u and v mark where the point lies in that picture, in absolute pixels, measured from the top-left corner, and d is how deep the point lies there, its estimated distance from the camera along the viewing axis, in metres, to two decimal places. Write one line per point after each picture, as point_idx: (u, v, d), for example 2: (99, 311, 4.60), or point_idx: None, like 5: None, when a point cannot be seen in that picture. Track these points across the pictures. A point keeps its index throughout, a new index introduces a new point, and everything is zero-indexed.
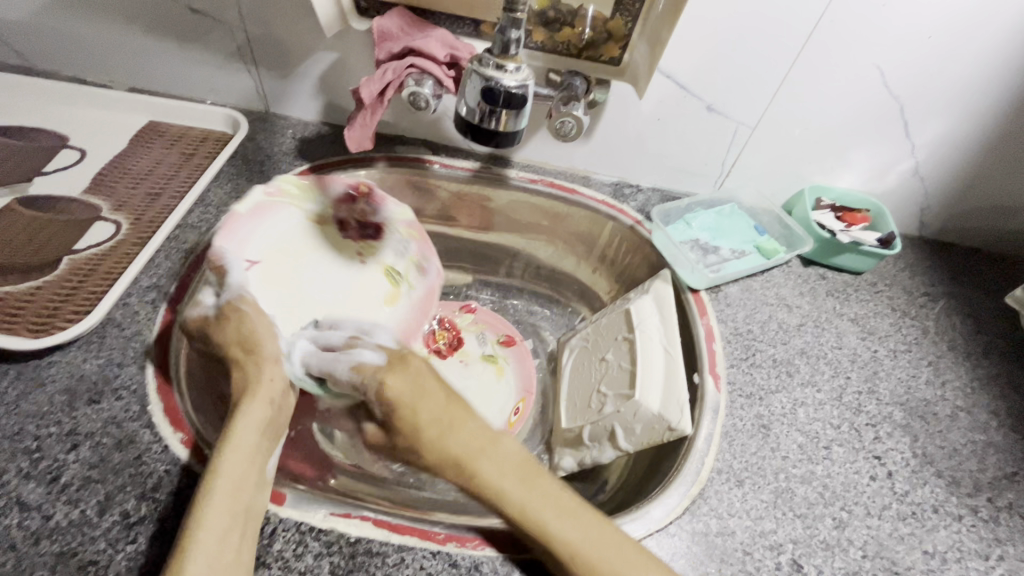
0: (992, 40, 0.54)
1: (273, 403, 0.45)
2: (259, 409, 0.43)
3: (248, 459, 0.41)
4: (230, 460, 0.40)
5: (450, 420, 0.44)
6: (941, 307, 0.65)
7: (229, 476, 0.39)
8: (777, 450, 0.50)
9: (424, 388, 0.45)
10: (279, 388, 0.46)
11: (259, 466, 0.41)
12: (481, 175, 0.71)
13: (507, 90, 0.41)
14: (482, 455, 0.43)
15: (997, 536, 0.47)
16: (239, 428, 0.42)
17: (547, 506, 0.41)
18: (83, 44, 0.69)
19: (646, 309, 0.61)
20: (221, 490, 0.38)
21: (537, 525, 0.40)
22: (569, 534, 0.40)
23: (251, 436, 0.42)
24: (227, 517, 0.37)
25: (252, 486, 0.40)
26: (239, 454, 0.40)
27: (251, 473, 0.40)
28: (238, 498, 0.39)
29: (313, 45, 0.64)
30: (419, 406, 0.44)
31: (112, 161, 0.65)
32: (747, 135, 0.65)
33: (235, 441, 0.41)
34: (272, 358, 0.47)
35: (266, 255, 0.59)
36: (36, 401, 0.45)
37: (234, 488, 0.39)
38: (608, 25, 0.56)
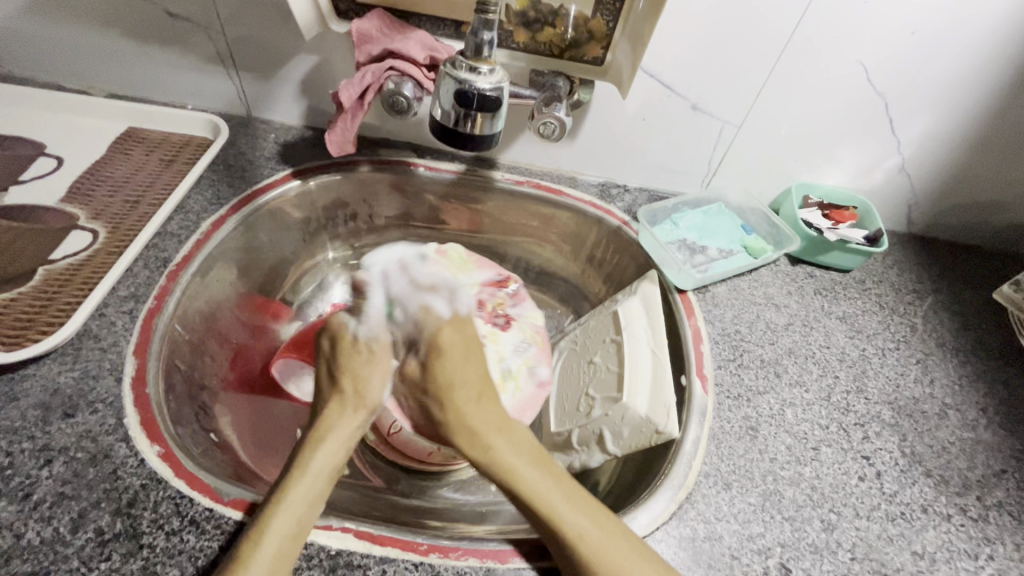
0: (975, 36, 0.54)
1: (359, 424, 0.47)
2: (347, 429, 0.46)
3: (316, 489, 0.41)
4: (300, 486, 0.41)
5: (479, 391, 0.49)
6: (929, 304, 0.65)
7: (301, 497, 0.40)
8: (765, 452, 0.50)
9: (464, 354, 0.51)
10: (371, 410, 0.48)
11: (325, 488, 0.42)
12: (467, 177, 0.70)
13: (481, 92, 0.40)
14: (500, 433, 0.45)
15: (987, 536, 0.47)
16: (329, 442, 0.45)
17: (556, 488, 0.41)
18: (59, 49, 0.68)
19: (633, 311, 0.60)
20: (286, 528, 0.38)
21: (546, 507, 0.40)
22: (580, 522, 0.39)
23: (325, 460, 0.43)
24: (288, 543, 0.37)
25: (311, 514, 0.40)
26: (313, 480, 0.41)
27: (316, 499, 0.41)
28: (298, 522, 0.39)
29: (293, 48, 0.63)
30: (456, 368, 0.50)
31: (90, 169, 0.64)
32: (734, 134, 0.65)
33: (314, 467, 0.42)
34: (311, 374, 0.52)
35: (355, 301, 0.70)
36: (9, 416, 0.44)
37: (297, 517, 0.39)
38: (590, 24, 0.55)
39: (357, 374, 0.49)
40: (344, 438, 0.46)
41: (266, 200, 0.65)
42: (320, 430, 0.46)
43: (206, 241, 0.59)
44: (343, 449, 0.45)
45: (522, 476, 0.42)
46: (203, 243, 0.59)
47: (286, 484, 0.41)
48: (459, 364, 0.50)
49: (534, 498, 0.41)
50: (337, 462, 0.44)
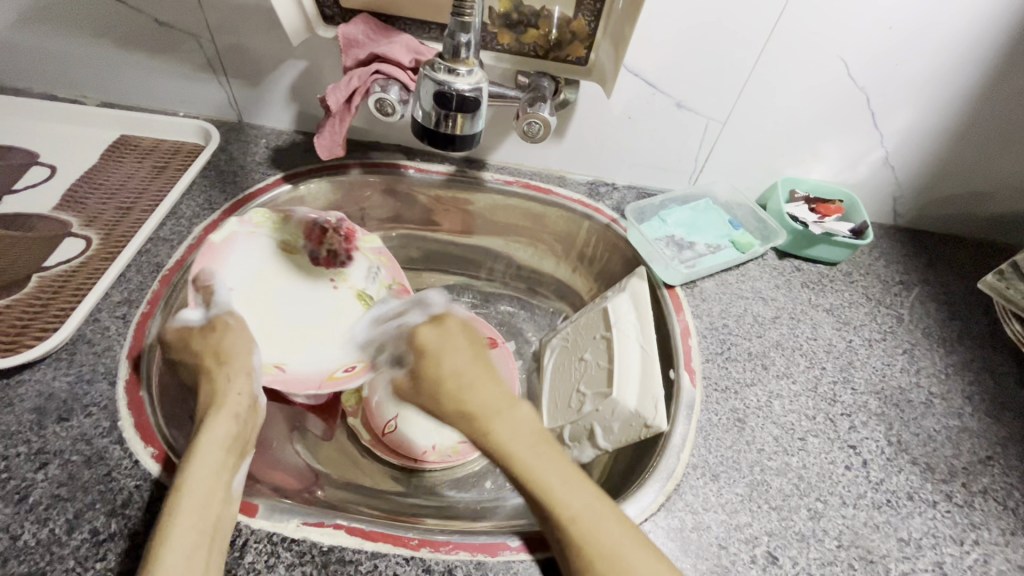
0: (952, 30, 0.55)
1: (237, 417, 0.46)
2: (225, 421, 0.45)
3: (212, 479, 0.41)
4: (193, 477, 0.40)
5: (475, 376, 0.50)
6: (915, 295, 0.65)
7: (192, 492, 0.39)
8: (752, 443, 0.51)
9: (452, 348, 0.53)
10: (246, 401, 0.48)
11: (227, 480, 0.42)
12: (456, 178, 0.71)
13: (460, 93, 0.41)
14: (498, 416, 0.47)
15: (972, 521, 0.47)
16: (203, 445, 0.43)
17: (553, 471, 0.43)
18: (51, 60, 0.69)
19: (622, 307, 0.61)
20: (186, 509, 0.38)
21: (543, 490, 0.42)
22: (571, 505, 0.41)
23: (217, 451, 0.43)
24: (193, 537, 0.37)
25: (217, 504, 0.40)
26: (203, 467, 0.41)
27: (216, 492, 0.40)
28: (206, 512, 0.39)
29: (282, 55, 0.64)
30: (441, 359, 0.52)
31: (83, 176, 0.64)
32: (719, 130, 0.65)
33: (200, 456, 0.42)
34: (242, 371, 0.50)
35: (243, 284, 0.63)
36: (5, 421, 0.44)
37: (199, 505, 0.39)
38: (572, 25, 0.56)
39: (216, 385, 0.48)
40: (233, 429, 0.45)
41: (257, 204, 0.65)
42: (201, 427, 0.44)
43: (198, 246, 0.60)
44: (221, 448, 0.43)
45: (517, 462, 0.44)
46: (195, 248, 0.59)
47: (182, 473, 0.40)
48: (463, 359, 0.51)
49: (530, 478, 0.43)
50: (234, 454, 0.44)
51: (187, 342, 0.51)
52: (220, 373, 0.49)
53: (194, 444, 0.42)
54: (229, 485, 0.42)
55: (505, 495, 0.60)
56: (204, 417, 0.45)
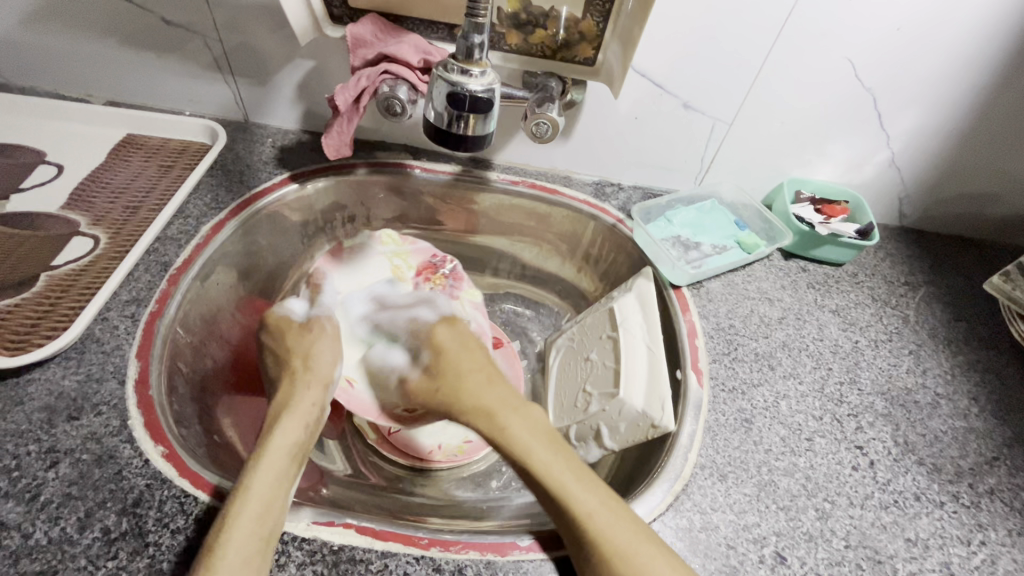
0: (960, 31, 0.55)
1: (306, 425, 0.49)
2: (296, 427, 0.48)
3: (276, 482, 0.42)
4: (261, 478, 0.42)
5: (487, 376, 0.54)
6: (921, 296, 0.65)
7: (260, 493, 0.41)
8: (760, 443, 0.51)
9: (458, 357, 0.57)
10: (315, 412, 0.51)
11: (288, 487, 0.43)
12: (462, 178, 0.71)
13: (473, 94, 0.41)
14: (515, 416, 0.49)
15: (979, 522, 0.48)
16: (271, 449, 0.45)
17: (568, 470, 0.44)
18: (58, 58, 0.69)
19: (629, 307, 0.61)
20: (249, 515, 0.39)
21: (556, 483, 0.43)
22: (587, 502, 0.41)
23: (283, 458, 0.44)
24: (258, 537, 0.38)
25: (277, 511, 0.40)
26: (269, 472, 0.42)
27: (280, 496, 0.41)
28: (267, 516, 0.39)
29: (289, 54, 0.64)
30: (458, 358, 0.57)
31: (89, 175, 0.64)
32: (725, 131, 0.66)
33: (266, 461, 0.43)
34: (318, 384, 0.53)
35: (315, 287, 0.66)
36: (15, 420, 0.44)
37: (263, 509, 0.40)
38: (580, 25, 0.56)
39: (294, 395, 0.51)
40: (297, 438, 0.47)
41: (264, 203, 0.66)
42: (270, 431, 0.47)
43: (206, 245, 0.60)
44: (288, 454, 0.45)
45: (531, 457, 0.46)
46: (202, 247, 0.60)
47: (249, 469, 0.42)
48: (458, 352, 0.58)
49: (543, 473, 0.44)
50: (298, 463, 0.45)
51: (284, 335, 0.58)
52: (305, 379, 0.53)
53: (263, 447, 0.45)
54: (289, 494, 0.43)
55: (511, 494, 0.60)
56: (275, 420, 0.48)
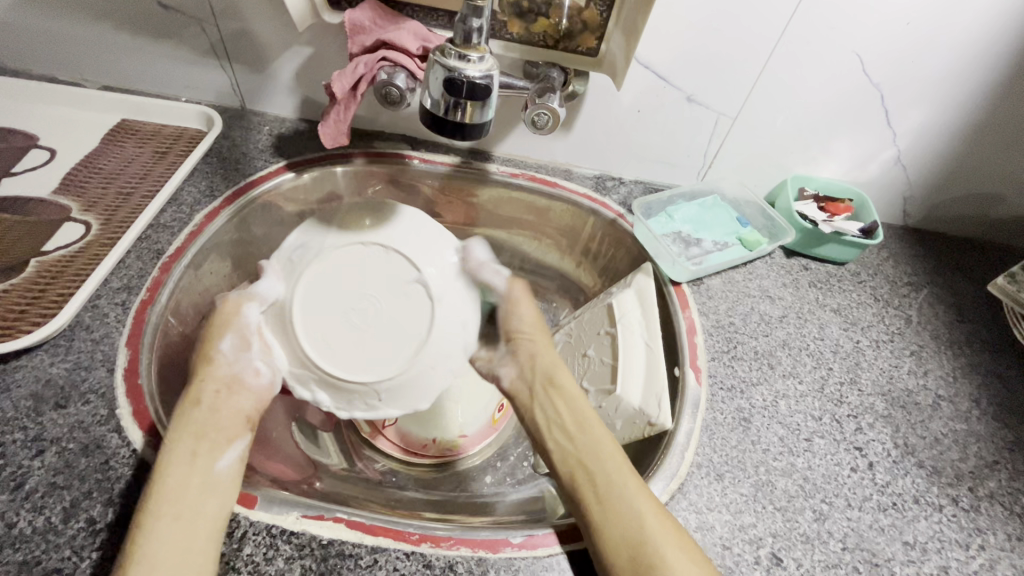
0: (972, 27, 0.54)
1: (208, 406, 0.45)
2: (197, 411, 0.45)
3: (186, 466, 0.41)
4: (164, 479, 0.40)
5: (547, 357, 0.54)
6: (923, 297, 0.64)
7: (163, 496, 0.39)
8: (758, 443, 0.50)
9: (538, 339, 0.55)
10: (223, 391, 0.47)
11: (203, 467, 0.42)
12: (461, 170, 0.70)
13: (470, 81, 0.40)
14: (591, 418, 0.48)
15: (978, 526, 0.47)
16: (175, 440, 0.42)
17: (630, 480, 0.43)
18: (51, 41, 0.67)
19: (628, 303, 0.60)
20: (157, 520, 0.38)
21: (612, 489, 0.42)
22: (636, 505, 0.41)
23: (189, 440, 0.43)
24: (171, 542, 0.37)
25: (189, 507, 0.39)
26: (181, 458, 0.41)
27: (191, 480, 0.40)
28: (179, 501, 0.39)
29: (286, 40, 0.63)
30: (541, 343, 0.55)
31: (82, 160, 0.64)
32: (729, 126, 0.65)
33: (176, 448, 0.42)
34: (221, 359, 0.48)
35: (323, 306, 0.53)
36: (1, 407, 0.44)
37: (172, 496, 0.39)
38: (583, 15, 0.55)
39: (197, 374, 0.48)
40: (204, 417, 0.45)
41: (260, 192, 0.65)
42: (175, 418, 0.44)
43: (199, 233, 0.59)
44: (190, 441, 0.43)
45: (599, 448, 0.46)
46: (196, 235, 0.59)
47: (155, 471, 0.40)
48: (525, 325, 0.56)
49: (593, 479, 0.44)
50: (207, 442, 0.43)
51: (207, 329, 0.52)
52: (201, 367, 0.48)
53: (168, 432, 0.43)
54: (208, 473, 0.42)
55: (504, 490, 0.60)
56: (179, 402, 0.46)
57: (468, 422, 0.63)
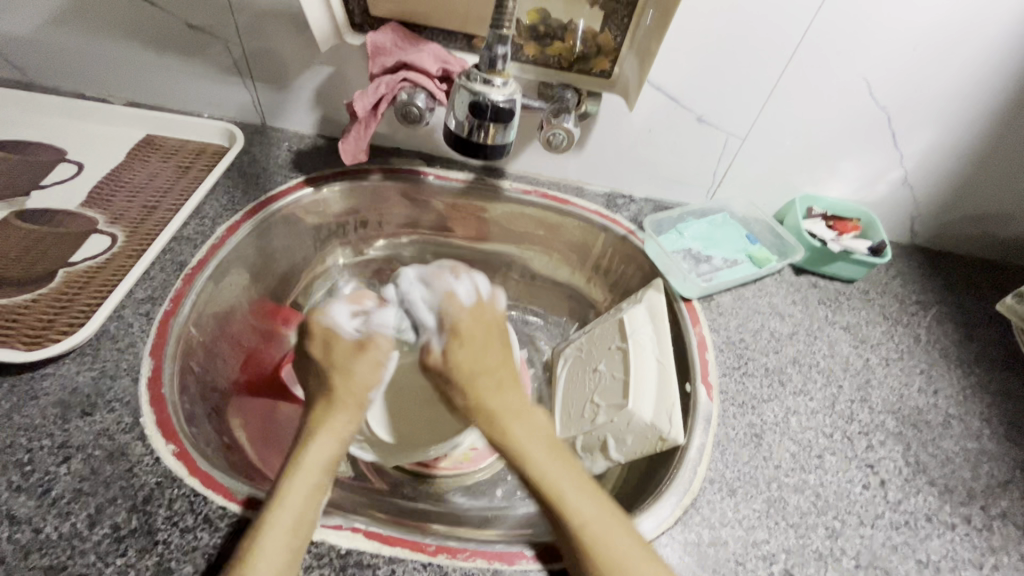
0: (981, 52, 0.55)
1: (342, 440, 0.46)
2: (329, 440, 0.45)
3: (306, 500, 0.41)
4: (288, 502, 0.40)
5: (501, 381, 0.49)
6: (932, 315, 0.65)
7: (284, 519, 0.39)
8: (769, 459, 0.50)
9: (484, 345, 0.51)
10: (352, 428, 0.47)
11: (318, 502, 0.41)
12: (475, 186, 0.72)
13: (494, 104, 0.42)
14: (517, 419, 0.47)
15: (991, 545, 0.47)
16: (304, 464, 0.43)
17: (573, 488, 0.42)
18: (80, 59, 0.70)
19: (639, 318, 0.61)
20: (273, 536, 0.38)
21: (556, 499, 0.42)
22: (581, 510, 0.41)
23: (316, 472, 0.43)
24: (274, 574, 0.36)
25: (303, 536, 0.39)
26: (301, 490, 0.41)
27: (307, 514, 0.40)
28: (293, 536, 0.38)
29: (309, 60, 0.65)
30: (471, 351, 0.50)
31: (108, 174, 0.65)
32: (738, 146, 0.66)
33: (297, 480, 0.41)
34: (355, 396, 0.49)
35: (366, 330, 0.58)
36: (29, 414, 0.45)
37: (289, 530, 0.38)
38: (598, 39, 0.57)
39: (339, 404, 0.48)
40: (335, 448, 0.45)
41: (280, 206, 0.66)
42: (308, 441, 0.45)
43: (221, 245, 0.60)
44: (322, 468, 0.43)
45: (526, 457, 0.44)
46: (217, 248, 0.60)
47: (279, 493, 0.40)
48: (467, 354, 0.50)
49: (540, 480, 0.43)
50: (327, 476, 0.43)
51: (330, 342, 0.53)
52: (345, 391, 0.49)
53: (297, 460, 0.43)
54: (320, 507, 0.41)
55: (515, 504, 0.60)
56: (313, 429, 0.46)
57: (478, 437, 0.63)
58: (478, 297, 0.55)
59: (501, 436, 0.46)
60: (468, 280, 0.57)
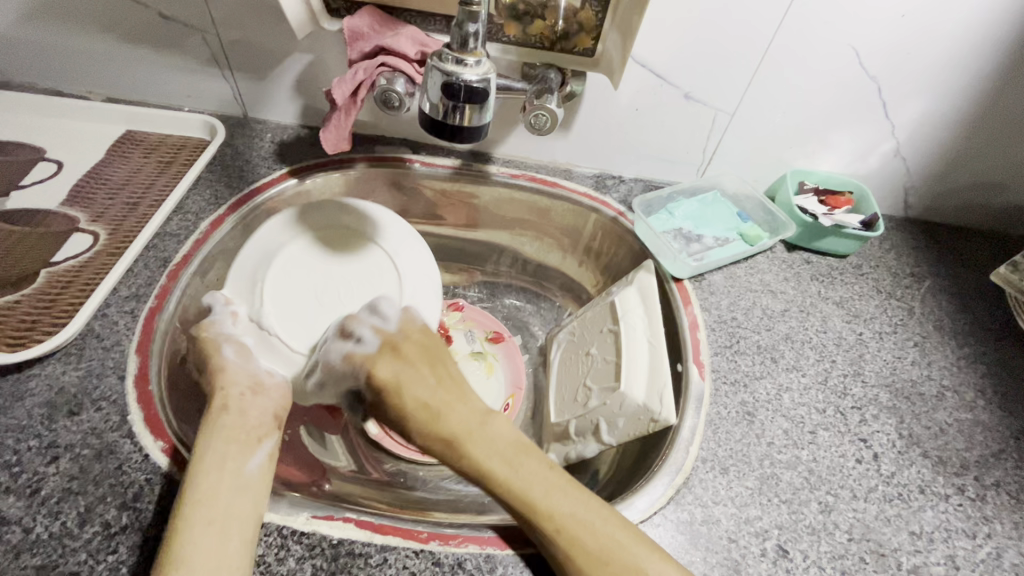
0: (969, 17, 0.54)
1: (239, 413, 0.47)
2: (225, 418, 0.46)
3: (217, 471, 0.42)
4: (198, 477, 0.41)
5: (445, 402, 0.49)
6: (926, 287, 0.65)
7: (202, 493, 0.40)
8: (762, 436, 0.50)
9: (416, 376, 0.50)
10: (245, 401, 0.48)
11: (232, 474, 0.42)
12: (462, 172, 0.71)
13: (468, 84, 0.41)
14: (474, 437, 0.47)
15: (985, 514, 0.47)
16: (207, 440, 0.44)
17: (534, 481, 0.44)
18: (56, 57, 0.69)
19: (630, 300, 0.60)
20: (195, 511, 0.39)
21: (526, 501, 0.42)
22: (563, 509, 0.41)
23: (219, 448, 0.44)
24: (212, 535, 0.38)
25: (225, 499, 0.40)
26: (208, 465, 0.42)
27: (224, 479, 0.41)
28: (215, 505, 0.40)
29: (287, 49, 0.63)
30: (414, 387, 0.50)
31: (89, 172, 0.64)
32: (726, 122, 0.65)
33: (210, 460, 0.42)
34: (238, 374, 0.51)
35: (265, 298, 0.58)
36: (16, 415, 0.45)
37: (209, 501, 0.40)
38: (579, 16, 0.55)
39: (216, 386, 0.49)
40: (232, 422, 0.46)
41: (264, 199, 0.65)
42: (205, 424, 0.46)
43: (204, 241, 0.60)
44: (225, 440, 0.44)
45: (504, 481, 0.44)
46: (202, 243, 0.60)
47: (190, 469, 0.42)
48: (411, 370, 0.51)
49: (513, 492, 0.43)
50: (239, 443, 0.45)
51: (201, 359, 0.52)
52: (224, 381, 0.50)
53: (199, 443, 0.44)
54: (238, 477, 0.42)
55: None
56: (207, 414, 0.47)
57: None
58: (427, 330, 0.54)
59: (469, 465, 0.46)
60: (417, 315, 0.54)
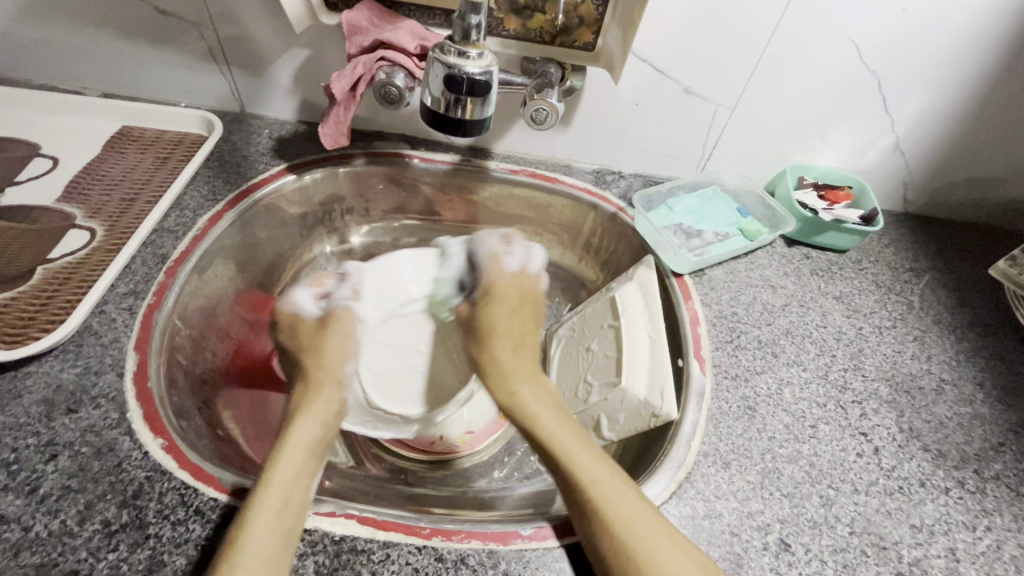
0: (970, 11, 0.54)
1: (322, 422, 0.48)
2: (309, 424, 0.47)
3: (294, 476, 0.42)
4: (277, 476, 0.41)
5: (518, 354, 0.52)
6: (925, 282, 0.65)
7: (277, 490, 0.40)
8: (763, 431, 0.50)
9: (509, 330, 0.54)
10: (333, 411, 0.49)
11: (306, 485, 0.42)
12: (461, 167, 0.70)
13: (470, 77, 0.41)
14: (534, 396, 0.49)
15: (984, 507, 0.47)
16: (289, 446, 0.44)
17: (582, 452, 0.43)
18: (50, 51, 0.68)
19: (631, 296, 0.60)
20: (269, 508, 0.39)
21: (575, 473, 0.42)
22: (605, 485, 0.41)
23: (301, 457, 0.44)
24: (275, 537, 0.37)
25: (297, 505, 0.40)
26: (287, 468, 0.42)
27: (298, 484, 0.41)
28: (286, 512, 0.39)
29: (284, 43, 0.63)
30: (503, 337, 0.53)
31: (84, 168, 0.64)
32: (726, 117, 0.65)
33: (284, 462, 0.43)
34: (333, 378, 0.51)
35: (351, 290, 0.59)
36: (13, 413, 0.44)
37: (282, 501, 0.39)
38: (580, 9, 0.55)
39: (318, 393, 0.50)
40: (314, 433, 0.46)
41: (262, 195, 0.65)
42: (292, 426, 0.46)
43: (203, 237, 0.59)
44: (306, 451, 0.45)
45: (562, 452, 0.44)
46: (200, 239, 0.59)
47: (269, 470, 0.42)
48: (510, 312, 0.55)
49: (568, 462, 0.43)
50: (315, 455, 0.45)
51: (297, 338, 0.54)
52: (322, 378, 0.51)
53: (280, 446, 0.44)
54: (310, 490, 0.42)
55: (512, 485, 0.60)
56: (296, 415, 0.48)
57: (475, 419, 0.62)
58: (522, 267, 0.58)
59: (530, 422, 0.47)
60: (519, 249, 0.59)
